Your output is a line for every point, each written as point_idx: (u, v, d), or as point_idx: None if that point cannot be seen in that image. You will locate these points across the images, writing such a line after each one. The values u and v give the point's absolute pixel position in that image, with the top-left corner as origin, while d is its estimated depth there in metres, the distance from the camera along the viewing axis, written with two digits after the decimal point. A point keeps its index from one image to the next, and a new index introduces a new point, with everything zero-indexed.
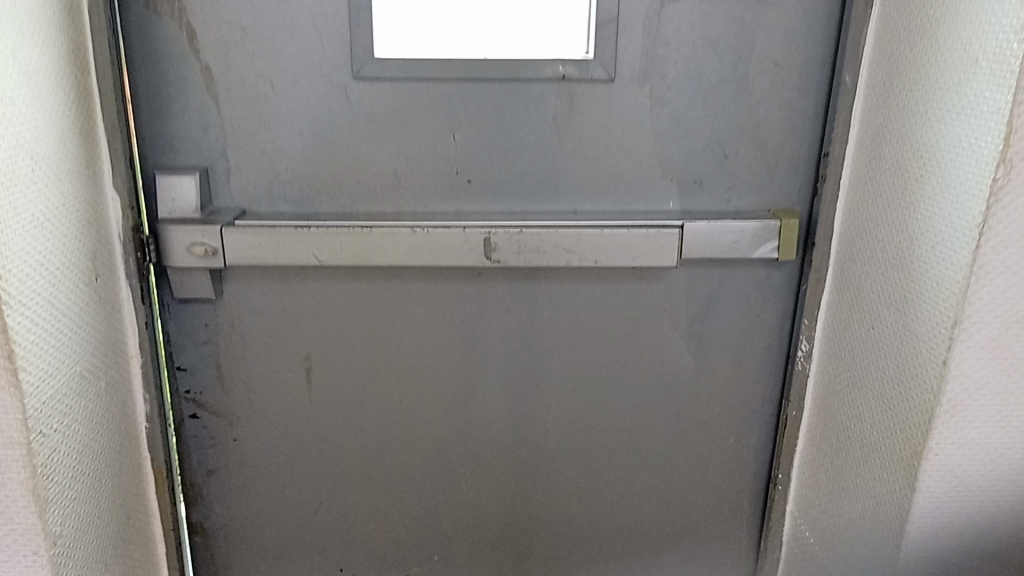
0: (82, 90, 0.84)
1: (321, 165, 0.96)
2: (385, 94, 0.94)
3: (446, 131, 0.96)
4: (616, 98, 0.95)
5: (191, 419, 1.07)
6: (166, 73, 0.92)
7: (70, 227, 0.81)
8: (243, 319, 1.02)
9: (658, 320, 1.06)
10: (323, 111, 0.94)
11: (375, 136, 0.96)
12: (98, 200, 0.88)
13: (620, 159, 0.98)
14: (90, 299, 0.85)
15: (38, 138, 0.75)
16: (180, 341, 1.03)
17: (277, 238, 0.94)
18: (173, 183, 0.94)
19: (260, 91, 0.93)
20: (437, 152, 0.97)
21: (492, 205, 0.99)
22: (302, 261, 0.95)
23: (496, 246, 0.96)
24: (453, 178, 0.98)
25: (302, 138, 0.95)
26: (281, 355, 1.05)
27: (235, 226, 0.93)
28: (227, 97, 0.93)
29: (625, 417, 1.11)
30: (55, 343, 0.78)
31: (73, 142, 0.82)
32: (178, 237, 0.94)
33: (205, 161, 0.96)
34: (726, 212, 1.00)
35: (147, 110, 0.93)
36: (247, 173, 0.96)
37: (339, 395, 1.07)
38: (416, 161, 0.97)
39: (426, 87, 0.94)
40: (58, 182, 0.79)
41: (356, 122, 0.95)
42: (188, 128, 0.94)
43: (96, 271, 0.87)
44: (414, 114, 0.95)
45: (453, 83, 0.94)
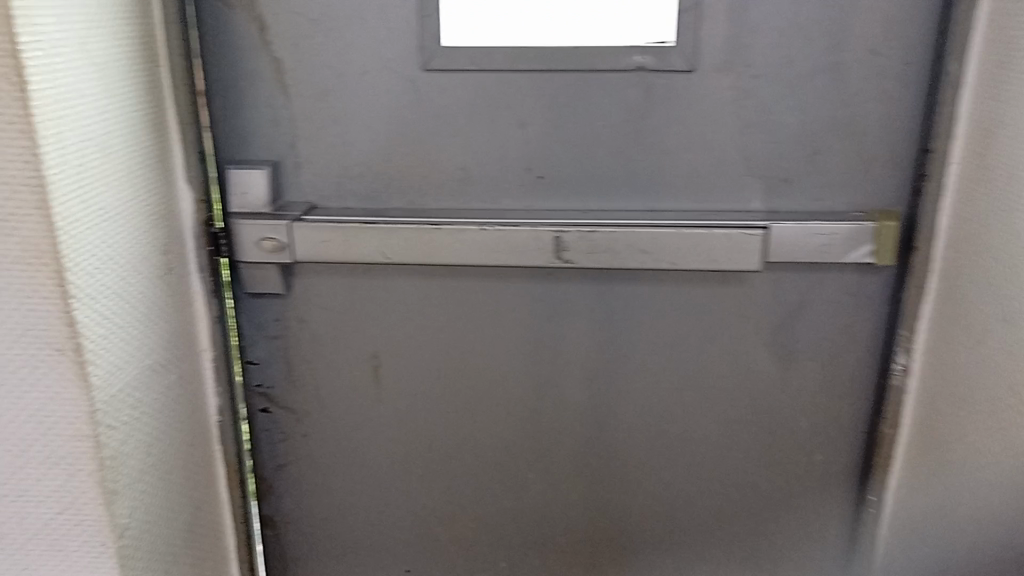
0: (154, 86, 0.84)
1: (391, 160, 0.95)
2: (454, 87, 0.91)
3: (516, 125, 0.93)
4: (697, 91, 0.90)
5: (262, 414, 1.08)
6: (239, 67, 0.92)
7: (142, 221, 0.83)
8: (311, 315, 1.02)
9: (739, 328, 1.00)
10: (392, 105, 0.92)
11: (445, 131, 0.93)
12: (171, 195, 0.88)
13: (700, 155, 0.92)
14: (161, 291, 0.86)
15: (108, 132, 0.76)
16: (251, 335, 1.04)
17: (344, 234, 0.93)
18: (243, 178, 0.94)
19: (330, 86, 0.92)
20: (508, 147, 0.94)
21: (564, 203, 0.95)
22: (369, 257, 0.94)
23: (567, 246, 0.92)
24: (522, 174, 0.95)
25: (371, 133, 0.94)
26: (349, 351, 1.04)
27: (303, 223, 0.93)
28: (297, 92, 0.93)
29: (702, 427, 1.05)
30: (124, 336, 0.79)
31: (145, 138, 0.83)
32: (248, 231, 0.94)
33: (275, 156, 0.95)
34: (817, 212, 0.93)
35: (221, 106, 0.94)
36: (318, 169, 0.96)
37: (407, 394, 1.06)
38: (487, 157, 0.94)
39: (497, 79, 0.91)
40: (130, 177, 0.80)
41: (427, 117, 0.93)
42: (260, 123, 0.94)
43: (168, 264, 0.88)
44: (484, 108, 0.92)
45: (524, 76, 0.91)
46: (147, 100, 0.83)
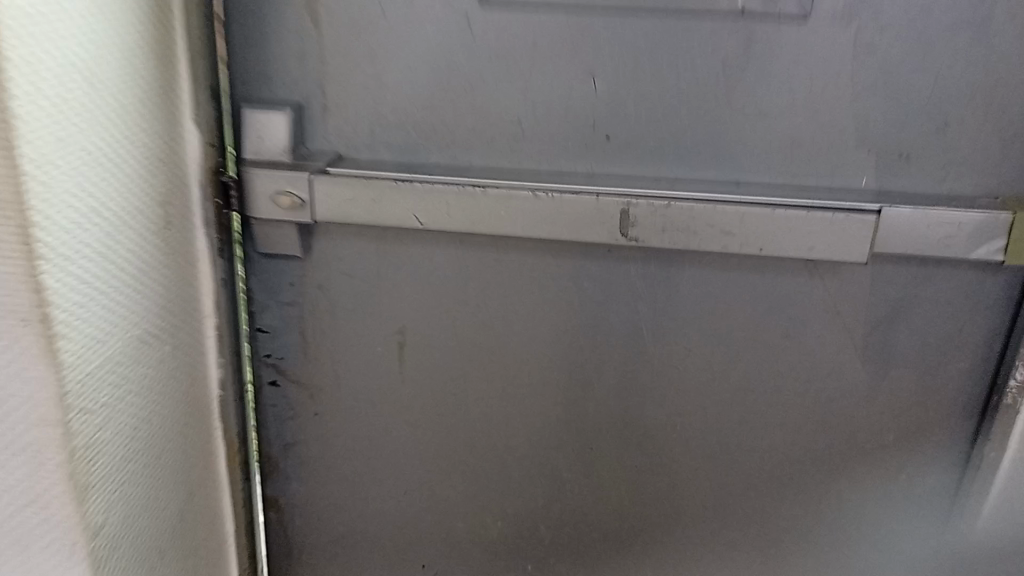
0: (161, 1, 0.70)
1: (433, 107, 0.81)
2: (514, 25, 0.77)
3: (585, 73, 0.78)
4: (808, 42, 0.74)
5: (271, 388, 0.95)
6: None
7: (135, 165, 0.69)
8: (332, 282, 0.89)
9: (826, 326, 0.85)
10: (438, 41, 0.78)
11: (498, 75, 0.79)
12: (176, 137, 0.75)
13: (803, 120, 0.77)
14: (157, 248, 0.73)
15: (95, 54, 0.62)
16: (263, 300, 0.90)
17: (373, 193, 0.78)
18: (262, 118, 0.80)
19: (365, 14, 0.78)
20: (571, 97, 0.79)
21: (634, 168, 0.81)
22: (402, 222, 0.80)
23: (637, 221, 0.77)
24: (587, 132, 0.80)
25: (414, 73, 0.79)
26: (373, 326, 0.91)
27: (326, 175, 0.78)
28: (327, 19, 0.78)
29: (769, 436, 0.92)
30: (106, 303, 0.66)
31: (145, 65, 0.69)
32: (263, 182, 0.80)
33: (300, 95, 0.81)
34: (936, 196, 0.78)
35: (238, 32, 0.79)
36: (347, 112, 0.82)
37: (436, 377, 0.93)
38: (545, 109, 0.79)
39: (566, 16, 0.76)
40: (122, 113, 0.67)
41: (478, 58, 0.78)
42: (283, 55, 0.80)
43: (168, 217, 0.75)
44: (546, 50, 0.77)
45: (596, 14, 0.75)
46: (151, 16, 0.69)
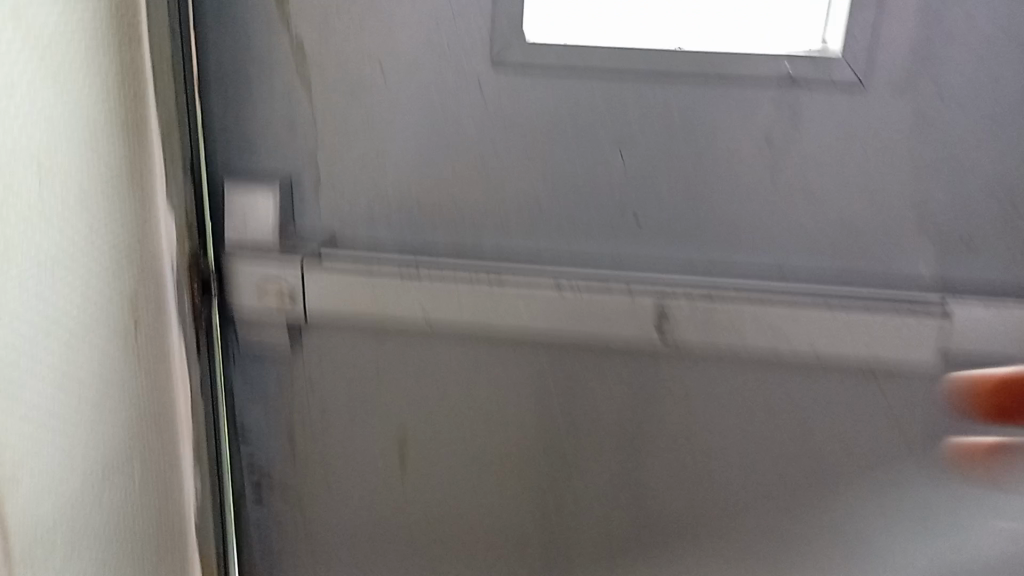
0: (128, 73, 0.61)
1: (439, 181, 0.72)
2: (533, 92, 0.68)
3: (612, 147, 0.70)
4: (861, 114, 0.66)
5: (253, 493, 0.85)
6: (247, 49, 0.69)
7: (101, 261, 0.60)
8: (324, 376, 0.79)
9: (885, 433, 0.75)
10: (447, 106, 0.69)
11: (515, 151, 0.70)
12: (144, 221, 0.65)
13: (856, 201, 0.69)
14: (125, 350, 0.64)
15: (52, 139, 0.53)
16: (245, 397, 0.81)
17: (376, 286, 0.71)
18: (247, 201, 0.71)
19: (364, 83, 0.69)
20: (596, 176, 0.71)
21: (666, 253, 0.72)
22: (408, 318, 0.72)
23: (672, 318, 0.70)
24: (614, 213, 0.71)
25: (419, 142, 0.71)
26: (370, 425, 0.81)
27: (324, 267, 0.71)
28: (322, 87, 0.69)
29: (819, 552, 0.81)
30: (66, 424, 0.56)
31: (113, 145, 0.60)
32: (252, 274, 0.72)
33: (287, 170, 0.72)
34: (1007, 289, 0.69)
35: (219, 102, 0.70)
36: (342, 192, 0.72)
37: (440, 482, 0.83)
38: (568, 188, 0.71)
39: (592, 84, 0.68)
40: (80, 202, 0.56)
41: (491, 132, 0.70)
42: (268, 122, 0.71)
43: (137, 313, 0.65)
44: (569, 123, 0.69)
45: (626, 84, 0.68)
46: (119, 89, 0.60)
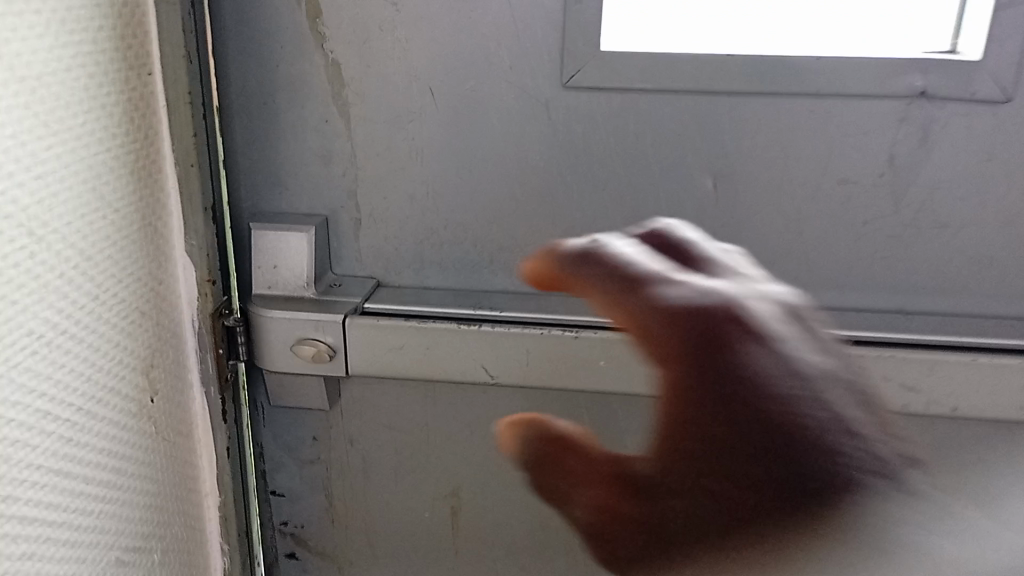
0: (135, 108, 0.51)
1: (499, 219, 0.63)
2: (608, 113, 0.59)
3: (701, 174, 0.60)
4: (1004, 135, 0.56)
5: (287, 558, 0.76)
6: (276, 71, 0.60)
7: (107, 334, 0.50)
8: (366, 436, 0.69)
9: None
10: (508, 134, 0.60)
11: (584, 180, 0.61)
12: (162, 276, 0.55)
13: (991, 234, 0.58)
14: (140, 433, 0.54)
15: (41, 198, 0.43)
16: (278, 458, 0.71)
17: (427, 339, 0.60)
18: (275, 243, 0.61)
19: (410, 106, 0.60)
20: (680, 207, 0.61)
21: None
22: (465, 375, 0.61)
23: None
24: None
25: (476, 176, 0.62)
26: (418, 489, 0.71)
27: (366, 316, 0.59)
28: (361, 112, 0.60)
29: None
30: (69, 534, 0.47)
31: (117, 194, 0.50)
32: (281, 329, 0.60)
33: (324, 207, 0.63)
34: None
35: (244, 130, 0.61)
36: (384, 230, 0.64)
37: (496, 549, 0.73)
38: (645, 221, 0.62)
39: (679, 102, 0.58)
40: (83, 267, 0.47)
41: (558, 160, 0.61)
42: (303, 157, 0.62)
43: (154, 388, 0.55)
44: (648, 148, 0.59)
45: (719, 101, 0.57)
46: (122, 127, 0.50)
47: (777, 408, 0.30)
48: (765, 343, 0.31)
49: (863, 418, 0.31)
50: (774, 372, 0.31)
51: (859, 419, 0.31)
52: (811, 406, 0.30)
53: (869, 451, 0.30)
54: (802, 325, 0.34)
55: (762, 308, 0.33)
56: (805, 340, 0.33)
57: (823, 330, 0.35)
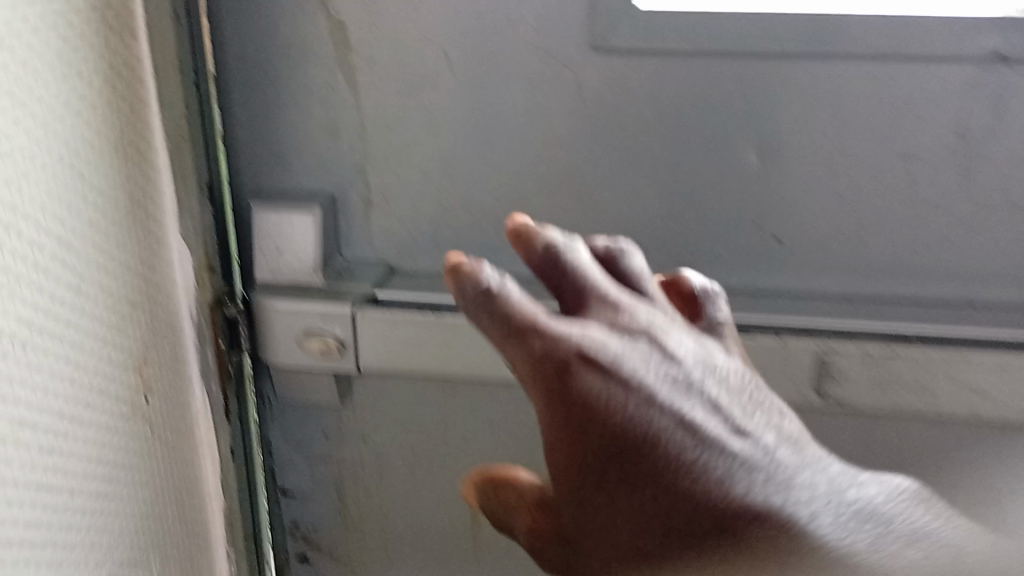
0: (116, 76, 0.46)
1: (522, 199, 0.57)
2: (643, 82, 0.53)
3: (746, 149, 0.54)
4: None
5: (298, 561, 0.72)
6: (278, 38, 0.54)
7: (91, 330, 0.44)
8: (380, 434, 0.64)
9: None
10: (531, 106, 0.55)
11: (616, 156, 0.55)
12: (155, 265, 0.50)
13: None
14: (135, 436, 0.49)
15: (11, 179, 0.38)
16: (287, 457, 0.67)
17: (443, 334, 0.54)
18: (279, 227, 0.56)
19: (424, 73, 0.55)
20: (723, 185, 0.55)
21: (812, 282, 0.57)
22: (486, 373, 0.55)
23: (838, 374, 0.54)
24: (746, 232, 0.56)
25: (497, 151, 0.56)
26: (436, 490, 0.66)
27: (377, 308, 0.54)
28: (369, 81, 0.55)
29: None
30: (54, 552, 0.42)
31: (98, 173, 0.44)
32: (285, 321, 0.55)
33: (332, 188, 0.58)
34: None
35: (244, 104, 0.56)
36: (398, 212, 0.58)
37: (520, 555, 0.68)
38: (683, 201, 0.56)
39: (722, 70, 0.52)
40: (63, 256, 0.42)
41: (588, 133, 0.55)
42: (308, 132, 0.57)
43: (148, 386, 0.50)
44: (688, 119, 0.54)
45: (769, 65, 0.51)
46: (100, 98, 0.44)
47: (620, 429, 0.36)
48: (605, 375, 0.36)
49: (704, 426, 0.37)
50: (606, 391, 0.36)
51: (702, 431, 0.37)
52: (647, 422, 0.37)
53: (706, 460, 0.36)
54: (634, 338, 0.38)
55: (609, 340, 0.37)
56: (653, 361, 0.38)
57: (673, 347, 0.40)
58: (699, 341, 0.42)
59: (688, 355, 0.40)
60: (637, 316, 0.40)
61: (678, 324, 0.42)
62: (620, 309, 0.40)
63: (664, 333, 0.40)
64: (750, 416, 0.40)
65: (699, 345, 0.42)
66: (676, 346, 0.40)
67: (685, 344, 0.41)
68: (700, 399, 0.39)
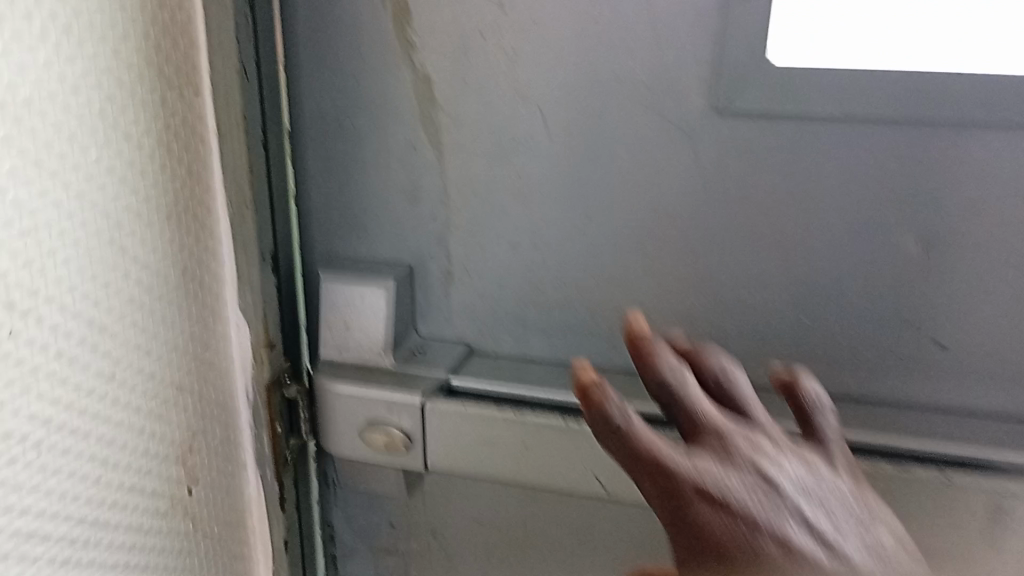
0: (172, 136, 0.41)
1: (622, 278, 0.50)
2: (772, 151, 0.44)
3: (895, 234, 0.45)
4: None
5: None
6: (359, 92, 0.49)
7: (124, 421, 0.39)
8: (450, 530, 0.57)
9: None
10: (638, 174, 0.47)
11: (737, 234, 0.47)
12: (208, 341, 0.45)
13: None
14: (173, 534, 0.44)
15: (30, 261, 0.33)
16: (350, 544, 0.60)
17: (524, 437, 0.47)
18: (348, 301, 0.50)
19: (516, 135, 0.48)
20: (867, 275, 0.46)
21: (976, 397, 0.46)
22: (572, 487, 0.47)
23: (1017, 524, 0.43)
24: (891, 331, 0.47)
25: (595, 224, 0.49)
26: None
27: (451, 402, 0.48)
28: (456, 141, 0.49)
29: None
30: None
31: (143, 246, 0.39)
32: (349, 410, 0.49)
33: (410, 257, 0.52)
34: None
35: (319, 163, 0.51)
36: (482, 286, 0.52)
37: None
38: (816, 291, 0.47)
39: (870, 141, 0.43)
40: (93, 340, 0.37)
41: (704, 208, 0.47)
42: (387, 195, 0.51)
43: (193, 477, 0.45)
44: (828, 197, 0.45)
45: (932, 135, 0.42)
46: (151, 162, 0.40)
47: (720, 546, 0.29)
48: (709, 501, 0.30)
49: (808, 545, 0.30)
50: (712, 512, 0.30)
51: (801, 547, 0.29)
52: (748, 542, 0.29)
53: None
54: (737, 457, 0.31)
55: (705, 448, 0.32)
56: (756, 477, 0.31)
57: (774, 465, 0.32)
58: (806, 452, 0.33)
59: (792, 479, 0.32)
60: (737, 444, 0.32)
61: (784, 444, 0.33)
62: (729, 440, 0.32)
63: (766, 454, 0.32)
64: (864, 527, 0.32)
65: (806, 459, 0.33)
66: (779, 472, 0.32)
67: (790, 467, 0.32)
68: (794, 506, 0.31)
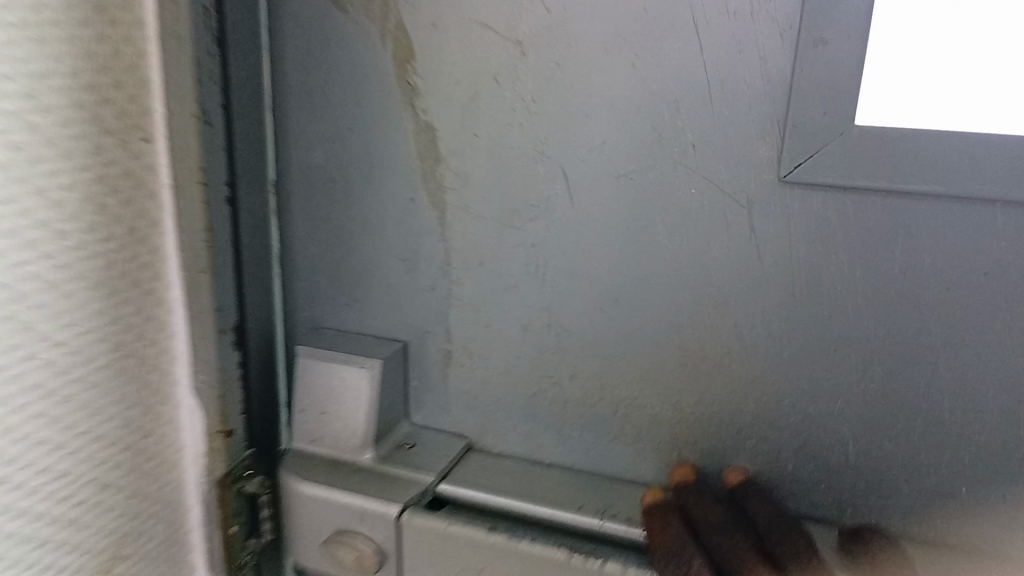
0: (107, 192, 0.33)
1: (654, 378, 0.41)
2: (846, 234, 0.35)
3: (1007, 352, 0.35)
4: None
5: None
6: (352, 141, 0.42)
7: (21, 538, 0.32)
8: None
9: None
10: (677, 254, 0.38)
11: (799, 335, 0.38)
12: (151, 430, 0.38)
13: None
14: None
15: None
16: None
17: (516, 567, 0.39)
18: (325, 382, 0.43)
19: (533, 199, 0.40)
20: (966, 397, 0.36)
21: None
22: None
23: None
24: (995, 472, 0.36)
25: (624, 310, 0.40)
26: None
27: (432, 517, 0.40)
28: (462, 202, 0.41)
29: None
30: None
31: (60, 324, 0.32)
32: (316, 515, 0.42)
33: (404, 332, 0.44)
34: None
35: (303, 218, 0.44)
36: (485, 373, 0.44)
37: None
38: (898, 412, 0.37)
39: (976, 230, 0.33)
40: None
41: (758, 298, 0.38)
42: (379, 260, 0.43)
43: None
44: (917, 295, 0.35)
45: None
46: (77, 221, 0.32)
47: None
48: None
49: None
50: None
51: None
52: None
53: None
54: None
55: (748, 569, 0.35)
56: None
57: None
58: None
59: None
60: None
61: None
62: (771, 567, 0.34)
63: None
64: None
65: None
66: None
67: None
68: None
